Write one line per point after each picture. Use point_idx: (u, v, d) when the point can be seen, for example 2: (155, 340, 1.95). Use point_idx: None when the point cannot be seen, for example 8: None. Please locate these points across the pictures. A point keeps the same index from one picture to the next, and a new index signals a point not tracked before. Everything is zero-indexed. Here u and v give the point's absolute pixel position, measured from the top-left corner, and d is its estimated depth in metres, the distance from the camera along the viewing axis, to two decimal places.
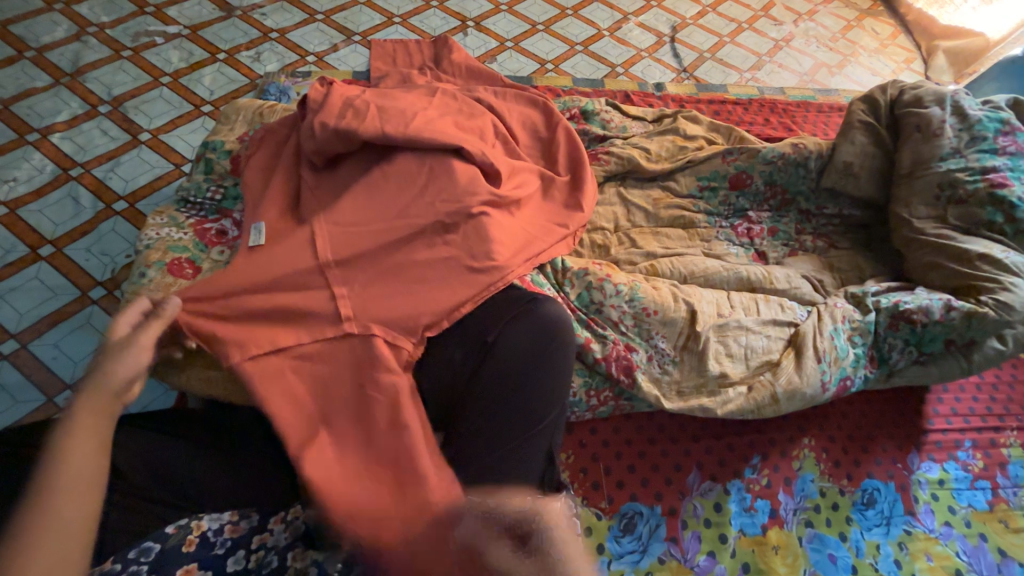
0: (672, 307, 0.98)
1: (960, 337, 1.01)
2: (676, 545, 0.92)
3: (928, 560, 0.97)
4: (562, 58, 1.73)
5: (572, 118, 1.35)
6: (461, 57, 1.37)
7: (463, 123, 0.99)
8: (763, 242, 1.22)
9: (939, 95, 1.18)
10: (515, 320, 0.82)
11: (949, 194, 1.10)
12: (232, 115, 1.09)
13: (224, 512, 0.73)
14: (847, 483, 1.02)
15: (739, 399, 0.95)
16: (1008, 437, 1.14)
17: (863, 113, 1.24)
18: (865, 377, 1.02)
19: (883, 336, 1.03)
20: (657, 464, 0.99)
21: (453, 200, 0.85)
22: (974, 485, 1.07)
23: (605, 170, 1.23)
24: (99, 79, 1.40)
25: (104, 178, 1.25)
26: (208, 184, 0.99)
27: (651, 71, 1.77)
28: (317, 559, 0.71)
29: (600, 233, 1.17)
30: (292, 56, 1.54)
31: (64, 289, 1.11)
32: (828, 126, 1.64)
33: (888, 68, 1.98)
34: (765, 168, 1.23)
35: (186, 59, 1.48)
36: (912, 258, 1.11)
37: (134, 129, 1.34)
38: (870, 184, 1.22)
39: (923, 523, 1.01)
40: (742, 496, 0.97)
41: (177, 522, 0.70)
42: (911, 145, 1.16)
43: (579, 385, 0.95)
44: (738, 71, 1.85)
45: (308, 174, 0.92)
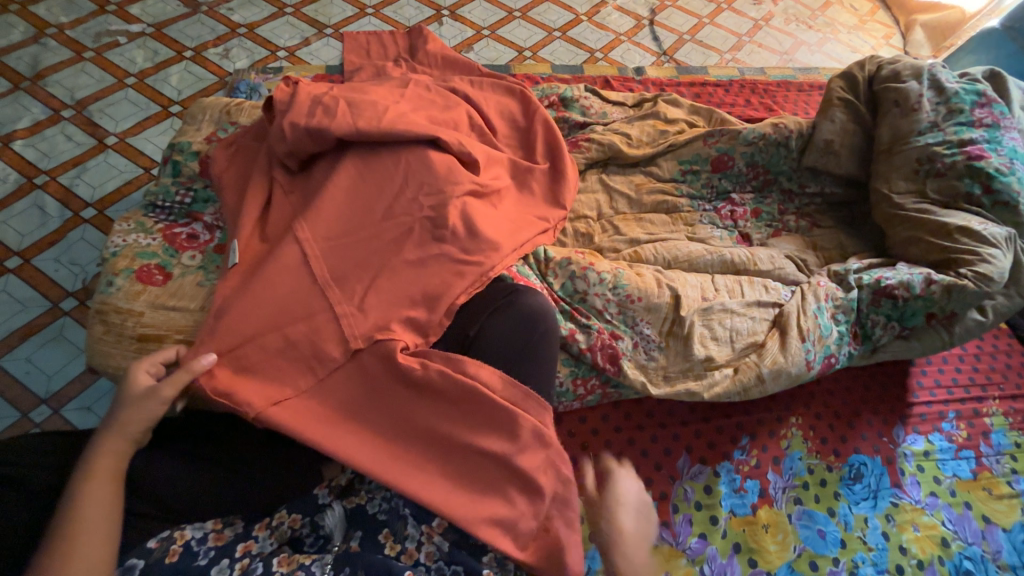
0: (656, 293, 0.97)
1: (941, 311, 1.02)
2: (668, 529, 0.92)
3: (915, 530, 0.99)
4: (540, 45, 1.70)
5: (551, 106, 1.32)
6: (435, 47, 1.34)
7: (437, 116, 0.97)
8: (746, 224, 1.22)
9: (917, 69, 1.17)
10: (497, 315, 0.81)
11: (927, 169, 1.11)
12: (198, 115, 1.05)
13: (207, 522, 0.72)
14: (835, 459, 1.03)
15: (725, 381, 0.95)
16: (990, 407, 1.16)
17: (841, 89, 1.23)
18: (850, 354, 1.03)
19: (866, 313, 1.04)
20: (646, 450, 0.99)
21: (429, 195, 0.83)
22: (959, 455, 1.09)
23: (587, 158, 1.22)
24: (61, 82, 1.35)
25: (70, 185, 1.21)
26: (176, 188, 0.96)
27: (630, 55, 1.75)
28: (304, 562, 0.69)
29: (583, 221, 1.16)
30: (262, 52, 1.50)
31: (35, 301, 1.08)
32: (808, 106, 1.63)
33: (868, 44, 1.98)
34: (746, 149, 1.23)
35: (151, 58, 1.43)
36: (893, 234, 1.12)
37: (100, 133, 1.29)
38: (850, 161, 1.22)
39: (910, 494, 1.02)
40: (732, 477, 0.98)
41: (159, 534, 0.68)
42: (890, 121, 1.16)
43: (566, 375, 0.94)
44: (718, 53, 1.83)
45: (281, 175, 0.89)
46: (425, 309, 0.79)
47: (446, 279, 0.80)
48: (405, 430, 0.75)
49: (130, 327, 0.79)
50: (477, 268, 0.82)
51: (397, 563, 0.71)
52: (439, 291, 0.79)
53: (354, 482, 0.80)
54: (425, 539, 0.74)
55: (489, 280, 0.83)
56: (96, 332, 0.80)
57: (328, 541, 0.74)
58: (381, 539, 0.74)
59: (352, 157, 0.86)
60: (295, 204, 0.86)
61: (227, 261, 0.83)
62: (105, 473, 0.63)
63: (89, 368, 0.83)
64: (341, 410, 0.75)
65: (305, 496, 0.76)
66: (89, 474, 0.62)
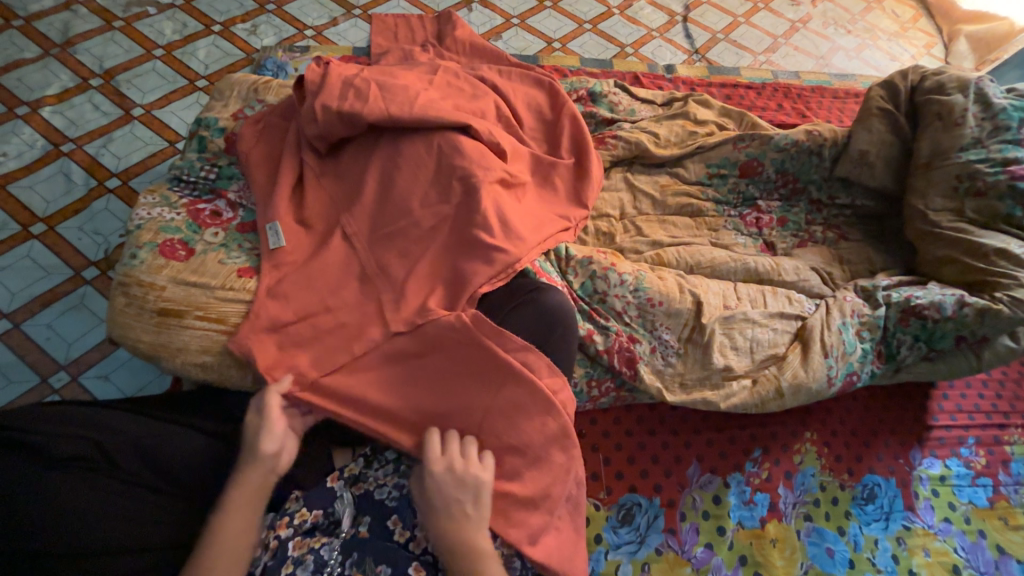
0: (677, 299, 0.95)
1: (972, 334, 0.99)
2: (673, 537, 0.92)
3: (926, 555, 0.97)
4: (570, 37, 1.67)
5: (578, 100, 1.30)
6: (464, 34, 1.31)
7: (465, 105, 0.96)
8: (772, 233, 1.19)
9: (963, 81, 1.13)
10: (518, 310, 0.80)
11: (967, 186, 1.07)
12: (225, 91, 1.05)
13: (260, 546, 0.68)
14: (848, 478, 1.01)
15: (743, 392, 0.94)
16: (1011, 435, 1.13)
17: (881, 99, 1.19)
18: (873, 373, 1.01)
19: (892, 332, 1.01)
20: (656, 456, 0.98)
21: (459, 183, 0.82)
22: (976, 482, 1.06)
23: (612, 155, 1.19)
24: (90, 51, 1.35)
25: (95, 155, 1.22)
26: (201, 163, 0.95)
27: (661, 52, 1.71)
28: (314, 546, 0.70)
29: (605, 220, 1.13)
30: (290, 30, 1.48)
31: (56, 268, 1.09)
32: (843, 113, 1.59)
33: (907, 53, 1.91)
34: (777, 156, 1.19)
35: (179, 31, 1.43)
36: (925, 251, 1.08)
37: (126, 104, 1.29)
38: (885, 173, 1.18)
39: (923, 519, 1.00)
40: (742, 489, 0.96)
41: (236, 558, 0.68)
42: (931, 134, 1.12)
43: (581, 376, 0.93)
44: (752, 54, 1.78)
45: (311, 158, 0.89)
46: (445, 299, 0.78)
47: (468, 269, 0.79)
48: (424, 418, 0.78)
49: (151, 300, 0.79)
50: (503, 259, 0.80)
51: (404, 553, 0.71)
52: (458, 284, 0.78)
53: (365, 469, 0.79)
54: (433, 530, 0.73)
55: (514, 274, 0.81)
56: (118, 304, 0.80)
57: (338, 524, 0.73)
58: (389, 526, 0.73)
59: (383, 145, 0.86)
60: (322, 191, 0.87)
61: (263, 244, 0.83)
62: (229, 544, 0.63)
63: (109, 340, 0.83)
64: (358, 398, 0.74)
65: (319, 487, 0.75)
66: (214, 542, 0.63)
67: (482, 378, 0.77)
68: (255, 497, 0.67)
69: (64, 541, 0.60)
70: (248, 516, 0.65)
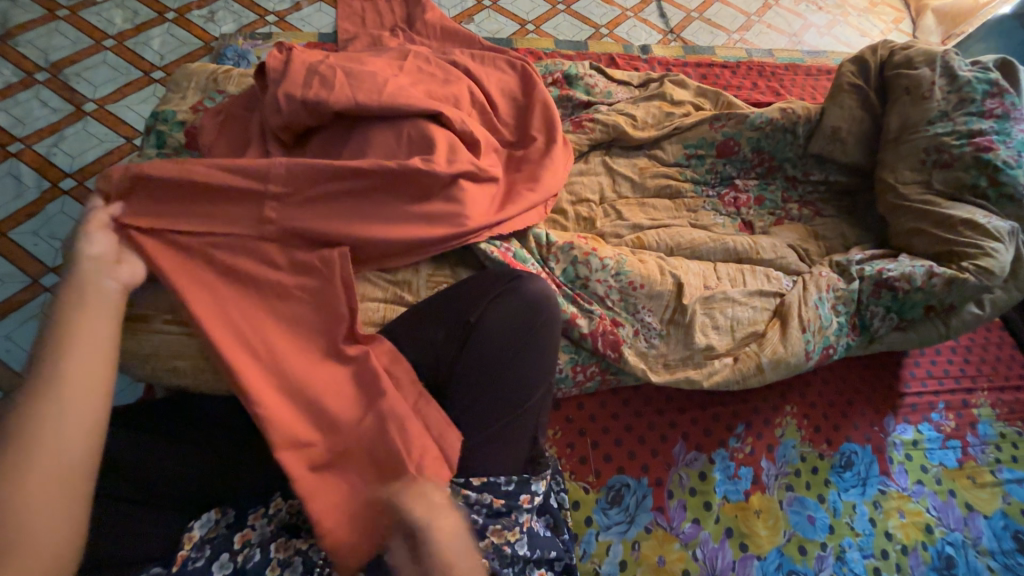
0: (658, 281, 0.96)
1: (940, 303, 1.02)
2: (662, 514, 0.94)
3: (901, 517, 1.01)
4: (544, 18, 1.63)
5: (554, 83, 1.27)
6: (435, 17, 1.27)
7: (437, 91, 0.93)
8: (749, 212, 1.20)
9: (930, 55, 1.14)
10: (498, 300, 0.78)
11: (935, 159, 1.09)
12: (183, 82, 0.99)
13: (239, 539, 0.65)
14: (827, 447, 1.04)
15: (725, 370, 0.95)
16: (979, 398, 1.18)
17: (852, 74, 1.20)
18: (848, 345, 1.03)
19: (866, 304, 1.04)
20: (643, 437, 0.99)
21: (434, 171, 0.80)
22: (946, 444, 1.11)
23: (590, 139, 1.18)
24: (33, 43, 1.27)
25: (47, 154, 1.15)
26: (161, 160, 0.91)
27: (636, 32, 1.69)
28: (301, 548, 0.66)
29: (585, 205, 1.12)
30: (250, 16, 1.41)
31: (13, 276, 1.03)
32: (816, 90, 1.60)
33: (877, 28, 1.93)
34: (752, 135, 1.20)
35: (130, 19, 1.34)
36: (896, 224, 1.11)
37: (77, 99, 1.22)
38: (856, 149, 1.20)
39: (897, 482, 1.05)
40: (726, 464, 0.99)
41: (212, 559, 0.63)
42: (900, 109, 1.14)
43: (565, 361, 0.93)
44: (727, 32, 1.78)
45: (277, 151, 0.86)
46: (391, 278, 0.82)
47: None
48: None
49: None
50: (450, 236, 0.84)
51: None
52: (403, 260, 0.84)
53: None
54: None
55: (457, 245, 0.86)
56: None
57: None
58: None
59: (354, 137, 0.84)
60: None
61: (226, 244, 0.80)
62: (94, 337, 0.61)
63: None
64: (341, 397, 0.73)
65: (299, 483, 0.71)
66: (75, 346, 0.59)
67: (464, 371, 0.75)
68: (99, 307, 0.64)
69: None
70: (105, 317, 0.64)
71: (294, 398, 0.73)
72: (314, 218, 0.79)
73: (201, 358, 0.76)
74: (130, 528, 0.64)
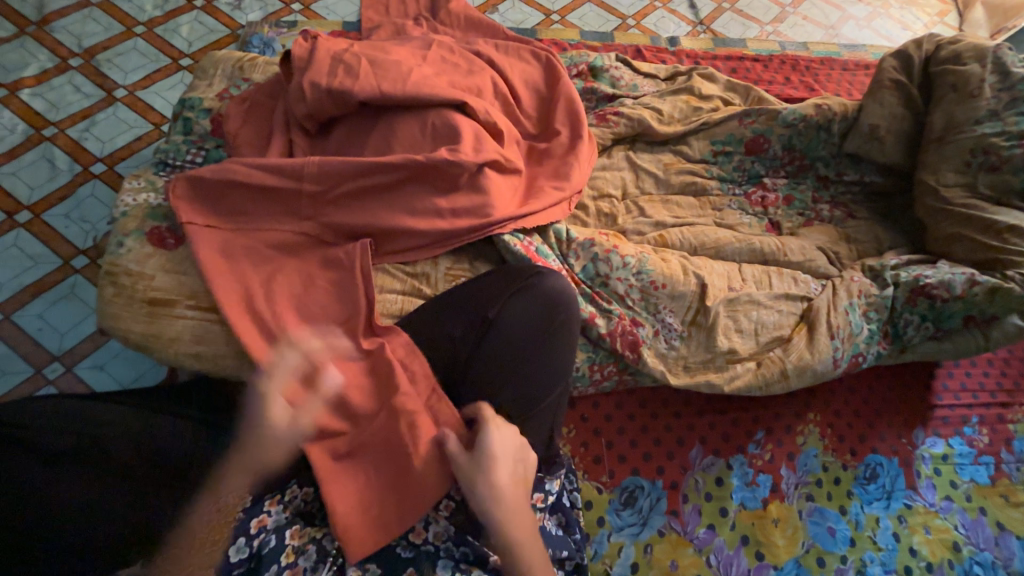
0: (681, 281, 0.93)
1: (981, 313, 0.97)
2: (676, 518, 0.92)
3: (926, 533, 0.98)
4: (569, 8, 1.60)
5: (579, 75, 1.25)
6: (459, 6, 1.25)
7: (460, 82, 0.92)
8: (777, 212, 1.15)
9: (981, 50, 1.08)
10: (517, 296, 0.77)
11: (981, 161, 1.03)
12: (209, 69, 1.00)
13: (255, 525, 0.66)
14: (851, 458, 1.01)
15: (748, 374, 0.93)
16: (1016, 413, 1.13)
17: (894, 70, 1.15)
18: (878, 353, 0.99)
19: (899, 312, 0.99)
20: (659, 440, 0.97)
21: (455, 164, 0.79)
22: (978, 460, 1.06)
23: (614, 133, 1.15)
24: (67, 29, 1.29)
25: (79, 139, 1.18)
26: (187, 146, 0.92)
27: (664, 23, 1.64)
28: (315, 536, 0.69)
29: (607, 200, 1.10)
30: (275, 4, 1.41)
31: (45, 256, 1.06)
32: (852, 86, 1.53)
33: (920, 22, 1.84)
34: (784, 132, 1.15)
35: (160, 6, 1.36)
36: (935, 229, 1.06)
37: (108, 85, 1.24)
38: (896, 148, 1.14)
39: (924, 497, 1.01)
40: (744, 471, 0.96)
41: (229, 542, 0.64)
42: (945, 107, 1.08)
43: (582, 360, 0.92)
44: (759, 24, 1.71)
45: (301, 139, 0.86)
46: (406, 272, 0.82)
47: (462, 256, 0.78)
48: None
49: (141, 290, 0.77)
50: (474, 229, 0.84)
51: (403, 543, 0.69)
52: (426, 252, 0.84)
53: None
54: (433, 519, 0.70)
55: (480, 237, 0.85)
56: (106, 294, 0.77)
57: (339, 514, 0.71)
58: None
59: (377, 128, 0.83)
60: None
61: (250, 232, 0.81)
62: None
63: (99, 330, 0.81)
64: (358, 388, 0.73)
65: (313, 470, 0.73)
66: None
67: (482, 366, 0.75)
68: None
69: None
70: None
71: (312, 388, 0.74)
72: (338, 212, 0.80)
73: (223, 343, 0.77)
74: None
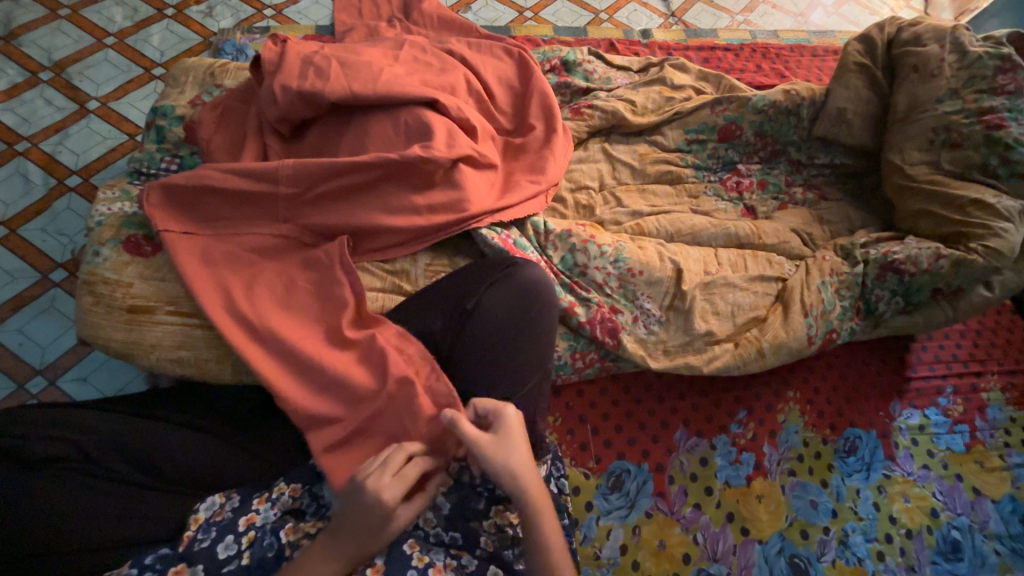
0: (658, 267, 0.95)
1: (948, 286, 1.00)
2: (663, 499, 0.94)
3: (905, 501, 1.01)
4: (543, 5, 1.62)
5: (552, 70, 1.26)
6: (431, 6, 1.26)
7: (432, 79, 0.93)
8: (752, 197, 1.18)
9: (939, 31, 1.11)
10: (495, 288, 0.78)
11: (943, 138, 1.06)
12: (181, 77, 1.00)
13: (244, 521, 0.67)
14: (831, 433, 1.03)
15: (726, 355, 0.95)
16: (988, 382, 1.16)
17: (858, 53, 1.18)
18: (852, 329, 1.02)
19: (871, 288, 1.02)
20: (643, 423, 0.99)
21: (428, 160, 0.80)
22: (953, 429, 1.09)
23: (589, 126, 1.17)
24: (37, 42, 1.28)
25: (53, 152, 1.17)
26: (161, 154, 0.93)
27: (637, 17, 1.66)
28: (309, 531, 0.68)
29: (584, 192, 1.11)
30: (248, 10, 1.41)
31: (23, 272, 1.06)
32: (822, 71, 1.56)
33: (887, 6, 1.88)
34: (755, 118, 1.18)
35: (131, 17, 1.35)
36: (902, 206, 1.09)
37: (80, 97, 1.24)
38: (863, 130, 1.17)
39: (902, 467, 1.04)
40: (728, 450, 0.98)
41: (220, 539, 0.65)
42: (907, 87, 1.11)
43: (564, 349, 0.93)
44: (730, 14, 1.74)
45: (274, 142, 0.86)
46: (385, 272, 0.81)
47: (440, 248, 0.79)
48: None
49: (119, 298, 0.78)
50: (453, 223, 0.85)
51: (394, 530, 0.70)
52: (407, 248, 0.85)
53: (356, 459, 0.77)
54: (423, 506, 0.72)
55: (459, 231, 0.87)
56: (84, 304, 0.78)
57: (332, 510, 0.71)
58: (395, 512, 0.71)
59: (350, 127, 0.84)
60: None
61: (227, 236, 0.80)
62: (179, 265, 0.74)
63: (79, 340, 0.81)
64: (340, 386, 0.73)
65: (302, 466, 0.73)
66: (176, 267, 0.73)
67: (463, 359, 0.76)
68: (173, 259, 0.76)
69: (60, 540, 0.60)
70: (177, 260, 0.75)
71: (294, 386, 0.74)
72: (314, 213, 0.81)
73: (204, 348, 0.77)
74: (141, 511, 0.65)
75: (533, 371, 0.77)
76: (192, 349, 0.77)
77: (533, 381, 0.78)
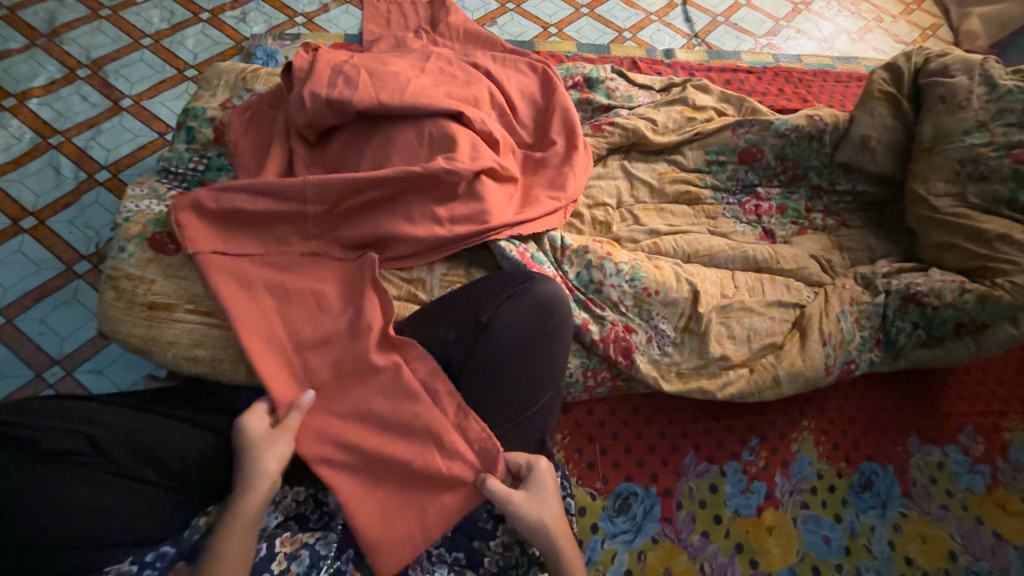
0: (674, 288, 0.94)
1: (972, 321, 0.98)
2: (669, 525, 0.92)
3: (922, 542, 0.97)
4: (567, 21, 1.64)
5: (575, 86, 1.27)
6: (458, 19, 1.28)
7: (456, 91, 0.94)
8: (771, 220, 1.17)
9: (968, 63, 1.10)
10: (510, 303, 0.78)
11: (970, 170, 1.05)
12: (213, 80, 1.03)
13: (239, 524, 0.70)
14: (846, 466, 1.01)
15: (740, 381, 0.93)
16: (1011, 422, 1.13)
17: (884, 82, 1.17)
18: (871, 360, 1.00)
19: (891, 319, 1.00)
20: (653, 445, 0.97)
21: (450, 173, 0.81)
22: (974, 469, 1.06)
23: (609, 143, 1.17)
24: (76, 41, 1.33)
25: (84, 147, 1.20)
26: (189, 154, 0.95)
27: (660, 36, 1.68)
28: (306, 541, 0.67)
29: (602, 209, 1.11)
30: (280, 17, 1.45)
31: (49, 262, 1.08)
32: (845, 98, 1.56)
33: (912, 34, 1.87)
34: (776, 142, 1.17)
35: (167, 19, 1.40)
36: (926, 238, 1.07)
37: (114, 95, 1.27)
38: (886, 159, 1.15)
39: (919, 505, 1.01)
40: (738, 478, 0.96)
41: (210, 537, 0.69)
42: (933, 118, 1.10)
43: (576, 366, 0.92)
44: (753, 37, 1.75)
45: (300, 148, 0.88)
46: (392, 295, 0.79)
47: None
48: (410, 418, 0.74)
49: (141, 294, 0.79)
50: (471, 234, 0.85)
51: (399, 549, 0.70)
52: (425, 258, 0.85)
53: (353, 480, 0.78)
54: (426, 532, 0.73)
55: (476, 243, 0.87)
56: (106, 298, 0.79)
57: (336, 517, 0.71)
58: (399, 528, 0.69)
59: (375, 136, 0.86)
60: None
61: (247, 239, 0.81)
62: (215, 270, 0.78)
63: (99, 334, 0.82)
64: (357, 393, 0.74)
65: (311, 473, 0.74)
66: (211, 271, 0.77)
67: (476, 374, 0.76)
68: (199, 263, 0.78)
69: (67, 534, 0.60)
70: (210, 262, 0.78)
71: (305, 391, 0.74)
72: (337, 221, 0.82)
73: (220, 348, 0.78)
74: (156, 510, 0.66)
75: (544, 388, 0.77)
76: (211, 349, 0.79)
77: (544, 399, 0.77)
